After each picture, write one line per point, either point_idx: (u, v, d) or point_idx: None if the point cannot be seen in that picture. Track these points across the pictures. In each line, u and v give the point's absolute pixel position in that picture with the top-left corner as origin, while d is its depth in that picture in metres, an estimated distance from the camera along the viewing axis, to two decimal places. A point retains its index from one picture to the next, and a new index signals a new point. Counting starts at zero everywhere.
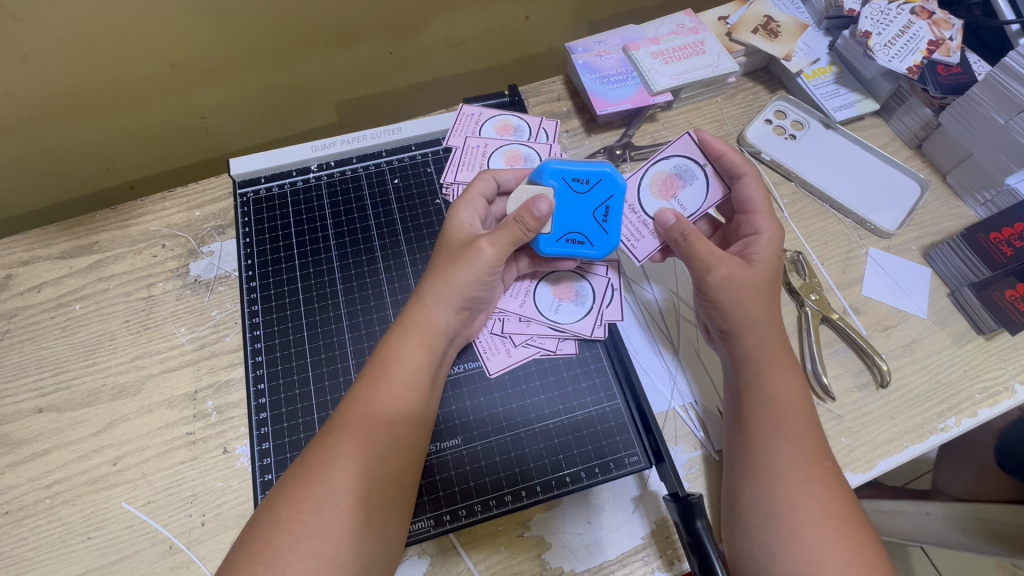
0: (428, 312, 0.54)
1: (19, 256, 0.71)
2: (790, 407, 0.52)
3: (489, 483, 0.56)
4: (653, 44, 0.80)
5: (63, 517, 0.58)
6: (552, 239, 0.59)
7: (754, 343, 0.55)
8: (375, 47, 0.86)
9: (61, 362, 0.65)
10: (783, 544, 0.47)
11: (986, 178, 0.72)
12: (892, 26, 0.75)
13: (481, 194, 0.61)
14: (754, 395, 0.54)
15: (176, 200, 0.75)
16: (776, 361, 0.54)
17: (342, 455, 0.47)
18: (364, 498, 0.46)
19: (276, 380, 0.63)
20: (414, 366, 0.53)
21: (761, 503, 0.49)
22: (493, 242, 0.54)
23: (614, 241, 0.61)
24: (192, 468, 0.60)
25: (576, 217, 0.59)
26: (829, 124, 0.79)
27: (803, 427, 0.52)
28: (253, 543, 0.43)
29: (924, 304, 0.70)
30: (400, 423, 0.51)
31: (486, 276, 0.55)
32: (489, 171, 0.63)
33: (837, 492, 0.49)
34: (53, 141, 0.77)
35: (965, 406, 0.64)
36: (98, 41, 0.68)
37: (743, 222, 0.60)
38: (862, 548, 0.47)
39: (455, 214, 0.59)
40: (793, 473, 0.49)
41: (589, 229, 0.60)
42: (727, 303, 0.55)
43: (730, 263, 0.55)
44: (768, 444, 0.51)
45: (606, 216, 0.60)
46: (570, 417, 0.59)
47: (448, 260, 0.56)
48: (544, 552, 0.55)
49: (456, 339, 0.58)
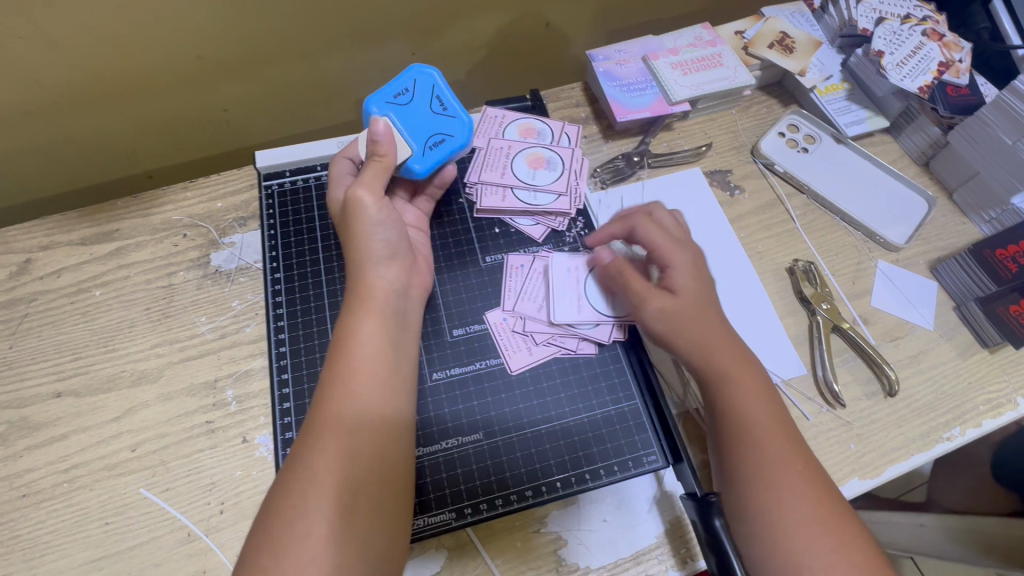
0: (369, 279, 0.56)
1: (39, 241, 0.71)
2: (752, 394, 0.54)
3: (509, 478, 0.57)
4: (672, 55, 0.82)
5: (80, 502, 0.58)
6: (419, 154, 0.63)
7: (711, 330, 0.57)
8: (398, 47, 0.88)
9: (80, 347, 0.65)
10: (774, 564, 0.47)
11: (991, 197, 0.75)
12: (905, 45, 0.78)
13: (348, 165, 0.65)
14: (721, 386, 0.54)
15: (198, 191, 0.75)
16: (734, 349, 0.56)
17: (329, 436, 0.47)
18: (361, 476, 0.46)
19: (300, 370, 0.63)
20: (368, 335, 0.53)
21: (748, 500, 0.50)
22: (364, 185, 0.58)
23: (465, 122, 0.65)
24: (211, 456, 0.60)
25: (419, 126, 0.64)
26: (840, 139, 0.81)
27: (766, 432, 0.52)
28: (262, 530, 0.43)
29: (931, 317, 0.72)
30: (376, 393, 0.50)
31: (383, 217, 0.58)
32: (340, 153, 0.67)
33: (816, 484, 0.50)
34: (71, 126, 0.77)
35: (970, 416, 0.66)
36: (129, 30, 0.68)
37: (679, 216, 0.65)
38: (849, 537, 0.47)
39: (333, 195, 0.63)
40: (769, 487, 0.49)
41: (445, 126, 0.64)
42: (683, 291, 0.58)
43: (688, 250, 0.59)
44: (735, 464, 0.51)
45: (444, 103, 0.65)
46: (589, 415, 0.60)
47: (344, 228, 0.58)
48: (560, 548, 0.56)
49: (406, 296, 0.59)
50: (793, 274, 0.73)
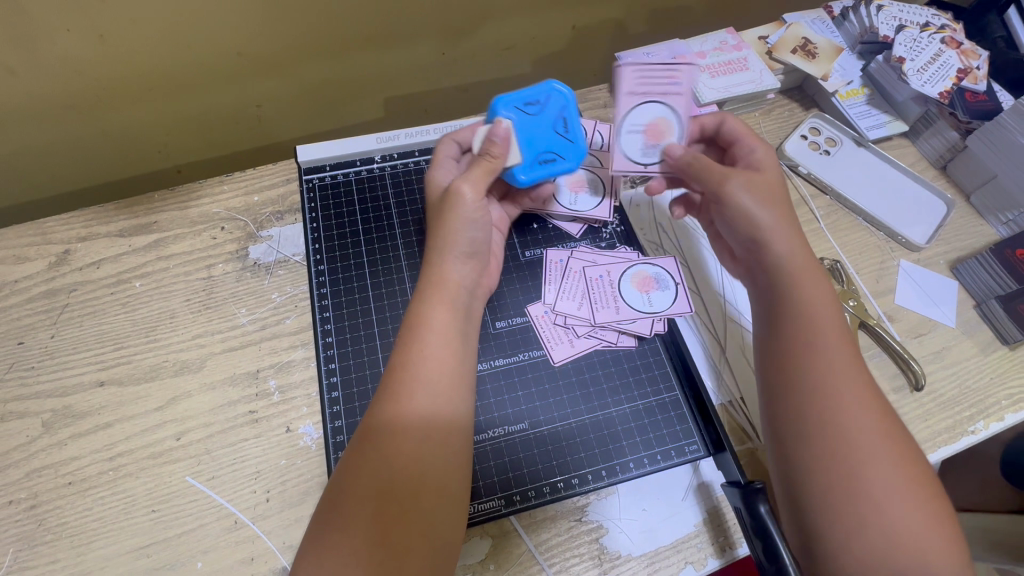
0: (444, 270, 0.57)
1: (78, 232, 0.72)
2: (818, 315, 0.53)
3: (556, 467, 0.58)
4: (699, 58, 0.84)
5: (125, 489, 0.58)
6: (526, 165, 0.64)
7: (784, 249, 0.57)
8: (429, 48, 0.89)
9: (122, 337, 0.66)
10: (849, 494, 0.46)
11: (1008, 199, 0.77)
12: (924, 52, 0.80)
13: (448, 157, 0.65)
14: (786, 307, 0.55)
15: (234, 185, 0.76)
16: (802, 270, 0.56)
17: (379, 420, 0.49)
18: (417, 457, 0.48)
19: (347, 359, 0.64)
20: (440, 322, 0.54)
21: (801, 418, 0.50)
22: (468, 180, 0.59)
23: (579, 147, 0.66)
24: (255, 445, 0.61)
25: (537, 139, 0.64)
26: (861, 142, 0.84)
27: (851, 366, 0.51)
28: (324, 514, 0.46)
29: (952, 314, 0.74)
30: (442, 379, 0.51)
31: (476, 216, 0.59)
32: (448, 135, 0.67)
33: (877, 406, 0.49)
34: (108, 120, 0.78)
35: (993, 410, 0.68)
36: (174, 26, 0.70)
37: (735, 151, 0.66)
38: (905, 454, 0.48)
39: (433, 178, 0.64)
40: (852, 417, 0.48)
41: (559, 146, 0.65)
42: (750, 210, 0.58)
43: (748, 173, 0.60)
44: (823, 390, 0.50)
45: (564, 127, 0.66)
46: (631, 405, 0.61)
47: (437, 217, 0.60)
48: (602, 536, 0.58)
49: (475, 293, 0.61)
50: None
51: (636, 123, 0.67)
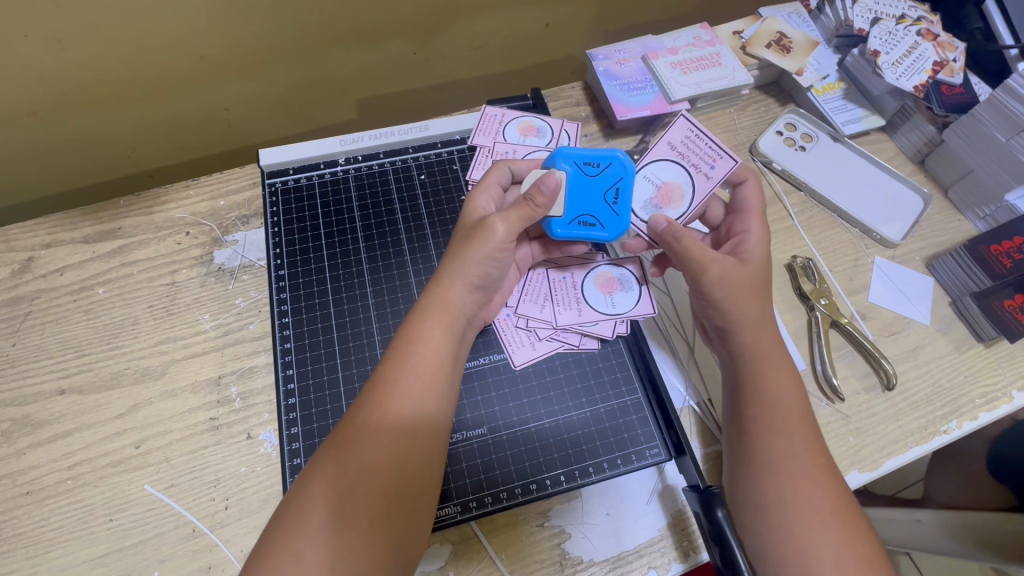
0: (448, 294, 0.56)
1: (42, 239, 0.71)
2: (782, 400, 0.54)
3: (514, 472, 0.58)
4: (671, 54, 0.83)
5: (84, 498, 0.58)
6: (564, 221, 0.62)
7: (749, 338, 0.56)
8: (399, 48, 0.88)
9: (84, 344, 0.65)
10: (773, 535, 0.49)
11: (985, 194, 0.76)
12: (898, 46, 0.79)
13: (496, 183, 0.63)
14: (749, 390, 0.55)
15: (200, 189, 0.76)
16: (771, 357, 0.56)
17: (361, 432, 0.48)
18: (391, 472, 0.47)
19: (304, 366, 0.64)
20: (436, 345, 0.54)
21: (753, 494, 0.51)
22: (504, 220, 0.56)
23: (624, 223, 0.63)
24: (215, 452, 0.60)
25: (587, 200, 0.62)
26: (837, 138, 0.82)
27: (796, 421, 0.53)
28: (291, 518, 0.45)
29: (927, 312, 0.73)
30: (428, 400, 0.51)
31: (498, 254, 0.57)
32: (505, 160, 0.65)
33: (832, 488, 0.50)
34: (74, 127, 0.77)
35: (966, 410, 0.67)
36: (134, 30, 0.69)
37: (735, 221, 0.63)
38: (838, 505, 0.49)
39: (472, 201, 0.61)
40: (790, 467, 0.51)
41: (601, 212, 0.63)
42: (722, 301, 0.57)
43: (725, 262, 0.57)
44: (760, 437, 0.52)
45: (616, 199, 0.63)
46: (593, 409, 0.61)
47: (462, 241, 0.58)
48: (563, 542, 0.57)
49: (474, 320, 0.60)
50: (792, 270, 0.74)
51: (657, 177, 0.68)
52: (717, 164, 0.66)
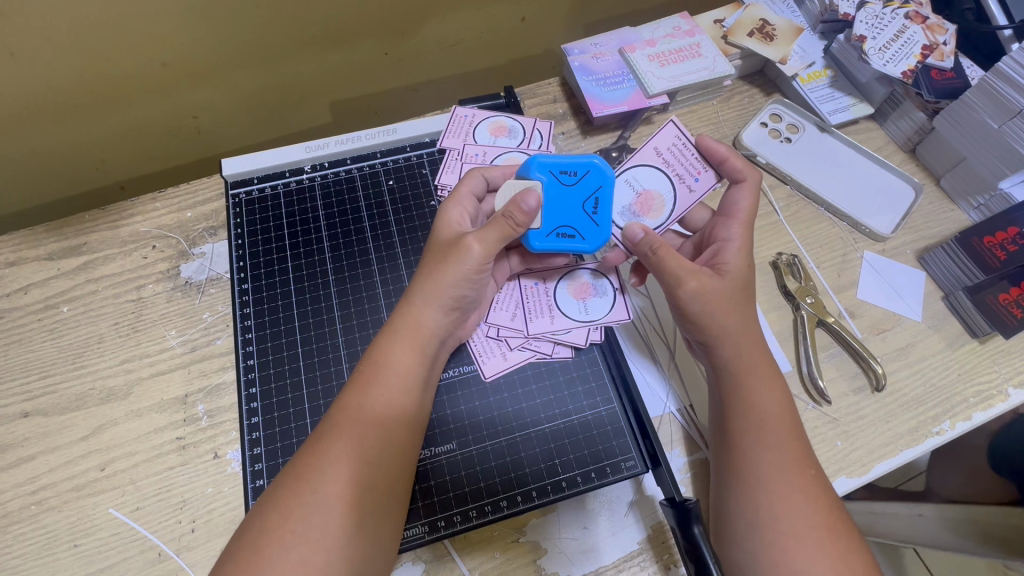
0: (421, 316, 0.54)
1: (5, 257, 0.69)
2: (769, 414, 0.52)
3: (484, 488, 0.56)
4: (649, 46, 0.80)
5: (48, 524, 0.56)
6: (542, 234, 0.59)
7: (731, 351, 0.54)
8: (370, 48, 0.86)
9: (48, 365, 0.64)
10: (769, 553, 0.47)
11: (978, 182, 0.73)
12: (886, 30, 0.75)
13: (469, 194, 0.60)
14: (735, 403, 0.53)
15: (167, 201, 0.73)
16: (755, 369, 0.54)
17: (324, 461, 0.46)
18: (357, 503, 0.45)
19: (268, 383, 0.62)
20: (406, 370, 0.52)
21: (746, 512, 0.49)
22: (481, 239, 0.54)
23: (605, 232, 0.61)
24: (181, 474, 0.59)
25: (566, 210, 0.60)
26: (824, 128, 0.79)
27: (786, 435, 0.51)
28: (246, 554, 0.42)
29: (919, 307, 0.70)
30: (396, 425, 0.50)
31: (474, 274, 0.54)
32: (479, 169, 0.62)
33: (823, 503, 0.48)
34: (37, 140, 0.75)
35: (959, 409, 0.64)
36: (88, 39, 0.66)
37: (718, 226, 0.60)
38: (829, 519, 0.48)
39: (445, 216, 0.58)
40: (779, 483, 0.48)
41: (581, 223, 0.60)
42: (703, 314, 0.54)
43: (702, 275, 0.54)
44: (749, 452, 0.50)
45: (596, 208, 0.60)
46: (565, 421, 0.60)
47: (438, 260, 0.55)
48: (539, 558, 0.55)
49: (446, 341, 0.57)
50: (777, 268, 0.71)
51: (640, 182, 0.65)
52: (702, 175, 0.63)
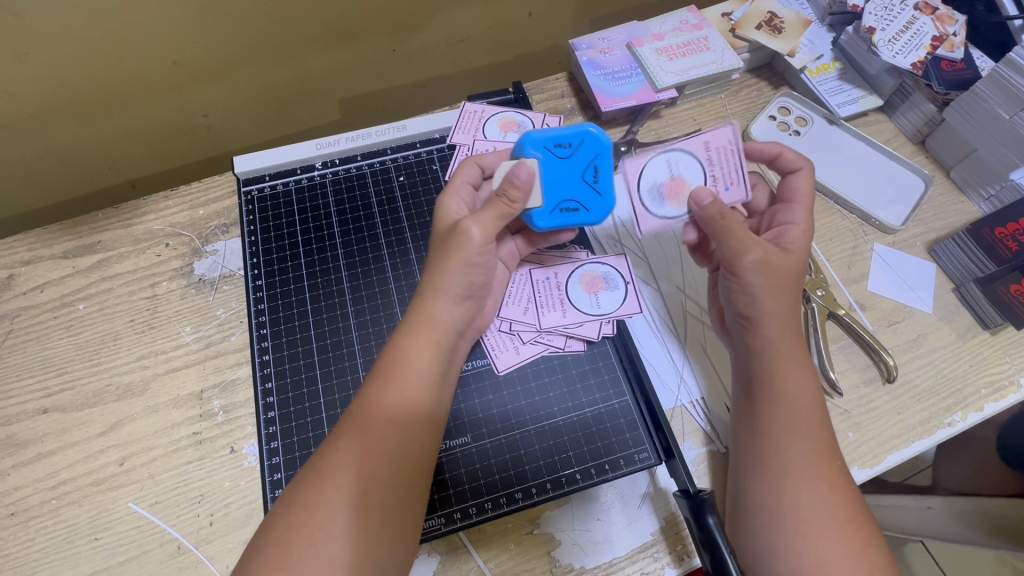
0: (435, 310, 0.54)
1: (21, 256, 0.69)
2: (802, 403, 0.52)
3: (498, 481, 0.57)
4: (657, 40, 0.80)
5: (69, 518, 0.57)
6: (546, 211, 0.59)
7: (774, 335, 0.54)
8: (378, 45, 0.86)
9: (66, 362, 0.64)
10: (786, 541, 0.47)
11: (989, 174, 0.72)
12: (896, 21, 0.74)
13: (465, 181, 0.61)
14: (769, 390, 0.53)
15: (179, 199, 0.74)
16: (795, 354, 0.54)
17: (345, 456, 0.46)
18: (374, 496, 0.45)
19: (283, 378, 0.63)
20: (424, 366, 0.52)
21: (769, 500, 0.49)
22: (478, 221, 0.54)
23: (608, 201, 0.60)
24: (199, 468, 0.59)
25: (566, 184, 0.60)
26: (832, 120, 0.79)
27: (817, 424, 0.51)
28: (272, 550, 0.42)
29: (929, 299, 0.70)
30: (414, 420, 0.50)
31: (478, 257, 0.55)
32: (472, 157, 0.63)
33: (840, 494, 0.48)
34: (50, 139, 0.76)
35: (971, 400, 0.64)
36: (99, 38, 0.67)
37: (779, 211, 0.60)
38: (846, 509, 0.48)
39: (442, 205, 0.59)
40: (808, 471, 0.49)
41: (583, 195, 0.60)
42: (754, 288, 0.54)
43: (766, 248, 0.55)
44: (780, 439, 0.50)
45: (596, 177, 0.60)
46: (578, 414, 0.60)
47: (442, 249, 0.56)
48: (553, 549, 0.55)
49: (464, 333, 0.58)
50: None
51: (676, 163, 0.61)
52: (733, 184, 0.61)
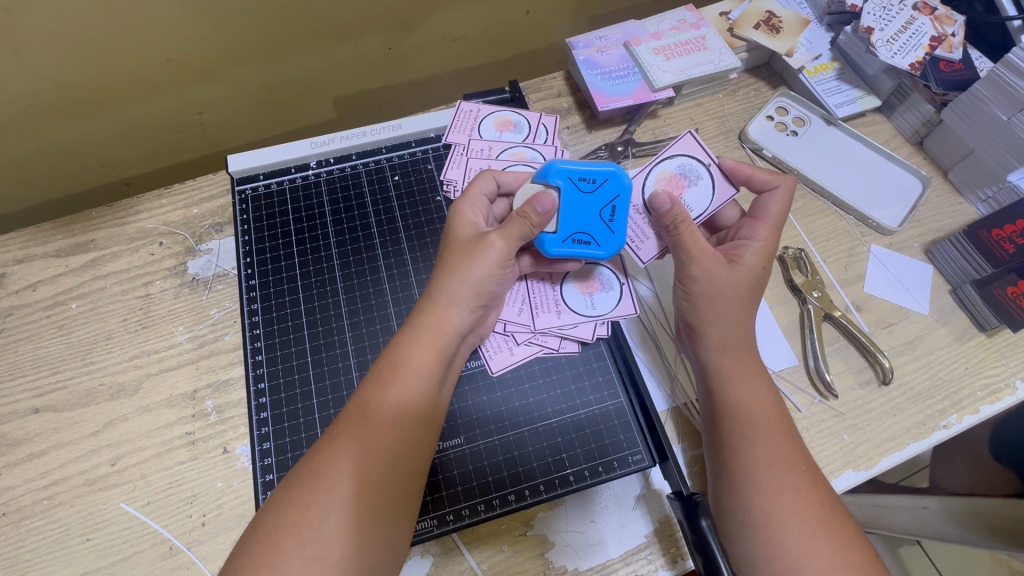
0: (446, 315, 0.54)
1: (13, 254, 0.69)
2: (755, 410, 0.52)
3: (491, 482, 0.57)
4: (655, 40, 0.79)
5: (61, 518, 0.57)
6: (558, 239, 0.58)
7: (719, 344, 0.55)
8: (374, 43, 0.85)
9: (58, 361, 0.64)
10: (763, 550, 0.46)
11: (987, 175, 0.72)
12: (894, 22, 0.74)
13: (482, 194, 0.60)
14: (721, 403, 0.53)
15: (172, 198, 0.73)
16: (741, 365, 0.54)
17: (336, 458, 0.46)
18: (365, 499, 0.45)
19: (277, 378, 0.62)
20: (425, 369, 0.52)
21: (738, 512, 0.48)
22: (502, 235, 0.54)
23: (620, 240, 0.60)
24: (191, 468, 0.59)
25: (583, 216, 0.58)
26: (830, 121, 0.78)
27: (774, 433, 0.50)
28: (263, 548, 0.42)
29: (926, 301, 0.70)
30: (409, 423, 0.50)
31: (500, 270, 0.55)
32: (491, 171, 0.62)
33: (816, 499, 0.47)
34: (45, 138, 0.76)
35: (967, 403, 0.64)
36: (93, 35, 0.66)
37: (744, 227, 0.59)
38: (823, 515, 0.47)
39: (458, 214, 0.58)
40: (769, 481, 0.48)
41: (596, 229, 0.59)
42: (700, 298, 0.55)
43: (712, 259, 0.55)
44: (737, 451, 0.50)
45: (612, 216, 0.59)
46: (572, 416, 0.60)
47: (455, 257, 0.55)
48: (546, 551, 0.55)
49: (468, 337, 0.58)
50: (783, 262, 0.71)
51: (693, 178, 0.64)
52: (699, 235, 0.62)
